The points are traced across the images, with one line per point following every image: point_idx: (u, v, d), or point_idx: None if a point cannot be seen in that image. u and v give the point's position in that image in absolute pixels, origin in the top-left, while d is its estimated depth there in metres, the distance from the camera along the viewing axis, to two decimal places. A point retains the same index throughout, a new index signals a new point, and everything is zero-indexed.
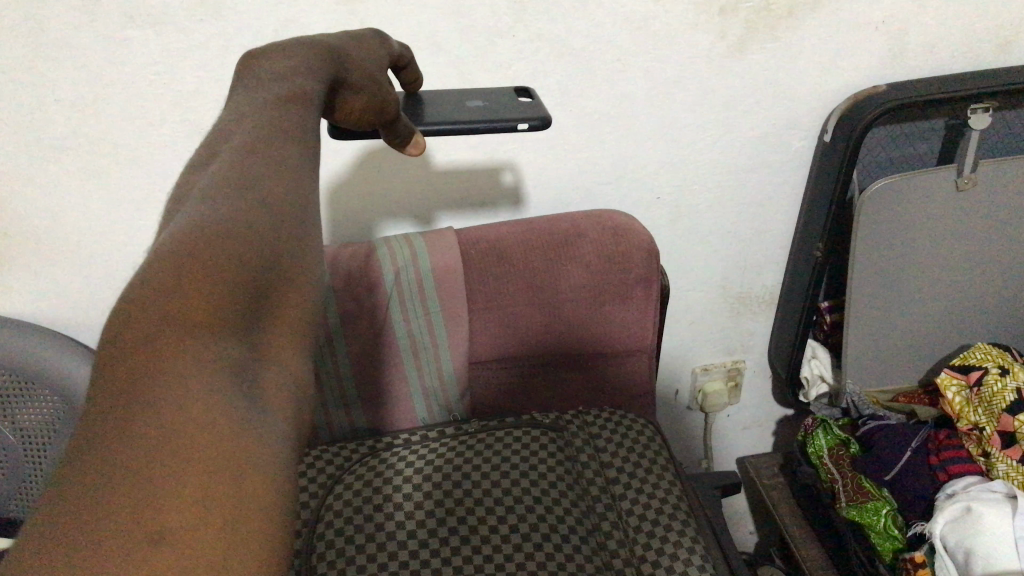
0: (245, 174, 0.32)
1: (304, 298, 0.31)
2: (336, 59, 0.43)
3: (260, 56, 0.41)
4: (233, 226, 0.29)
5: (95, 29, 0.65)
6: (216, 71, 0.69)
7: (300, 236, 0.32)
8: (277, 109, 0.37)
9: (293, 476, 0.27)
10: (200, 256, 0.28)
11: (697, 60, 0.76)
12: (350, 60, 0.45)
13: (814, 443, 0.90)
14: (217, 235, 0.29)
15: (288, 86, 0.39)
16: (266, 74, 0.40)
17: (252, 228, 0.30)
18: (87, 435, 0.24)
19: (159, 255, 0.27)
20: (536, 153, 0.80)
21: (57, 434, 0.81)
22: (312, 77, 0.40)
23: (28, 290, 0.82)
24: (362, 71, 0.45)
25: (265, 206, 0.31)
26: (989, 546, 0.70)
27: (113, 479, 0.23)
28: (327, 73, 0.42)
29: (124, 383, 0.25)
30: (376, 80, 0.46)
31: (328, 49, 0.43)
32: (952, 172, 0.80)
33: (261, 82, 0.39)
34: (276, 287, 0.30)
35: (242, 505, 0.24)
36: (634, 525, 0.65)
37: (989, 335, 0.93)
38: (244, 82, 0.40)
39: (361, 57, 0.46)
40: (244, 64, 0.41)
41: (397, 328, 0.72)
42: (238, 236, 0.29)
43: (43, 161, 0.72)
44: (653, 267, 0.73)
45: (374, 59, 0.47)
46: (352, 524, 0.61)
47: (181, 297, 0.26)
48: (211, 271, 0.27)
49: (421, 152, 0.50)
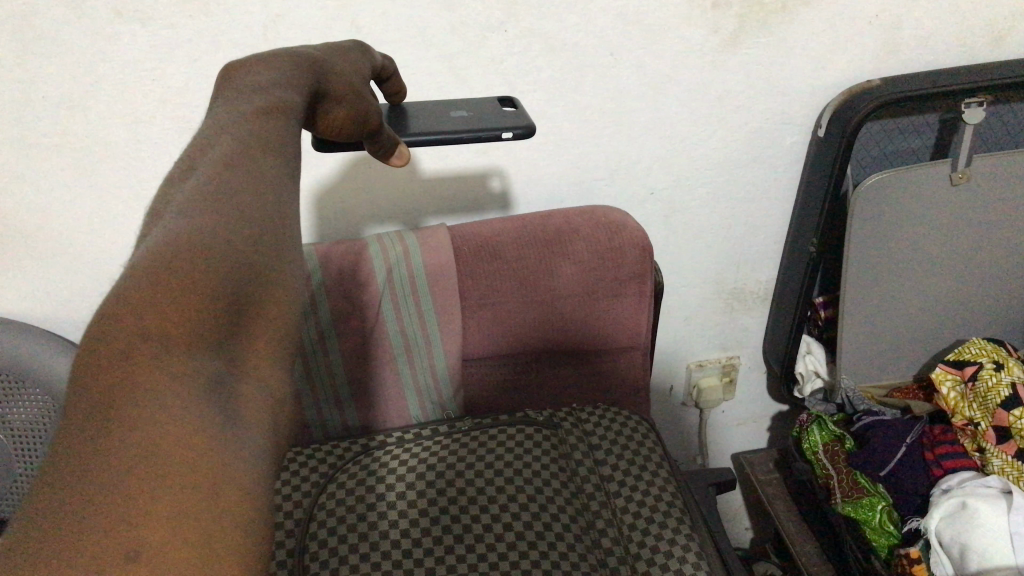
0: (227, 184, 0.32)
1: (285, 309, 0.31)
2: (317, 72, 0.42)
3: (240, 67, 0.40)
4: (211, 238, 0.29)
5: (83, 25, 0.64)
6: (205, 68, 0.68)
7: (280, 247, 0.31)
8: (257, 118, 0.36)
9: (268, 488, 0.26)
10: (178, 266, 0.27)
11: (691, 54, 0.75)
12: (332, 71, 0.44)
13: (809, 438, 0.90)
14: (195, 246, 0.28)
15: (269, 97, 0.38)
16: (246, 86, 0.39)
17: (229, 241, 0.29)
18: (66, 444, 0.23)
19: (135, 267, 0.27)
20: (530, 150, 0.80)
21: (44, 431, 0.80)
22: (293, 90, 0.39)
23: (18, 289, 0.81)
24: (344, 82, 0.44)
25: (245, 218, 0.31)
26: (987, 543, 0.71)
27: (89, 494, 0.22)
28: (309, 85, 0.41)
29: (98, 396, 0.24)
30: (357, 92, 0.45)
31: (308, 61, 0.42)
32: (947, 166, 0.80)
33: (240, 93, 0.38)
34: (255, 299, 0.29)
35: (215, 519, 0.24)
36: (630, 523, 0.64)
37: (983, 329, 0.93)
38: (222, 94, 0.39)
39: (343, 69, 0.45)
40: (222, 76, 0.40)
41: (389, 326, 0.72)
42: (216, 247, 0.28)
43: (32, 159, 0.71)
44: (648, 263, 0.72)
45: (355, 70, 0.46)
46: (343, 525, 0.60)
47: (156, 308, 0.26)
48: (187, 282, 0.27)
49: (406, 163, 0.50)
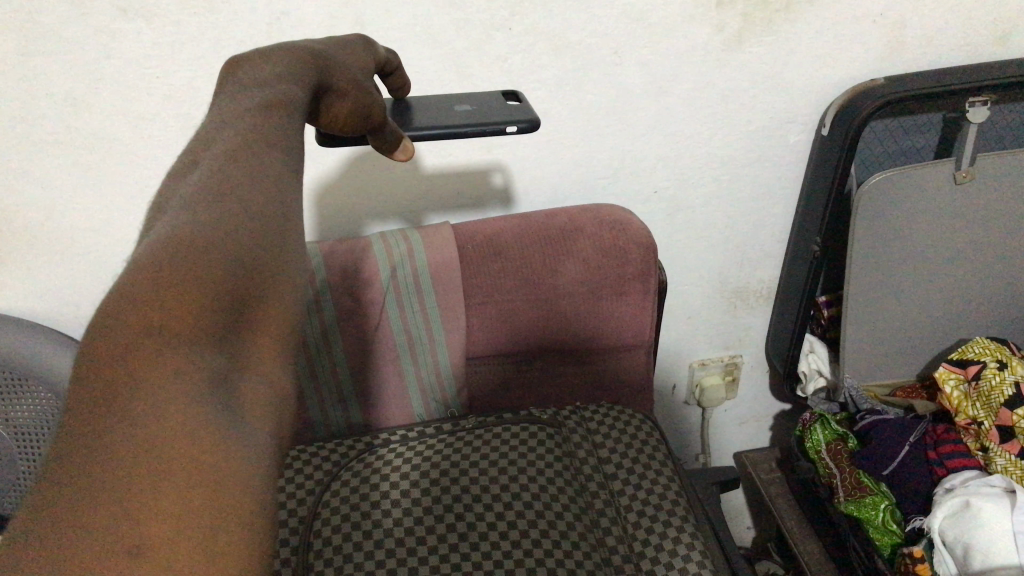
0: (229, 183, 0.32)
1: (289, 309, 0.31)
2: (321, 67, 0.42)
3: (242, 62, 0.40)
4: (214, 236, 0.29)
5: (87, 22, 0.64)
6: (210, 65, 0.68)
7: (283, 246, 0.31)
8: (262, 115, 0.36)
9: (272, 484, 0.26)
10: (180, 266, 0.27)
11: (695, 52, 0.75)
12: (336, 66, 0.44)
13: (812, 437, 0.91)
14: (198, 245, 0.28)
15: (273, 93, 0.38)
16: (250, 81, 0.39)
17: (232, 239, 0.29)
18: (72, 443, 0.23)
19: (138, 265, 0.27)
20: (534, 149, 0.80)
21: (46, 428, 0.80)
22: (297, 85, 0.39)
23: (22, 286, 0.81)
24: (347, 77, 0.44)
25: (247, 215, 0.31)
26: (990, 541, 0.70)
27: (95, 490, 0.22)
28: (311, 80, 0.41)
29: (102, 393, 0.24)
30: (362, 86, 0.45)
31: (312, 56, 0.42)
32: (951, 164, 0.80)
33: (243, 89, 0.38)
34: (258, 298, 0.29)
35: (223, 518, 0.24)
36: (634, 521, 0.64)
37: (986, 329, 0.93)
38: (226, 89, 0.39)
39: (346, 62, 0.45)
40: (226, 70, 0.40)
41: (393, 324, 0.72)
42: (219, 246, 0.29)
43: (37, 156, 0.71)
44: (651, 263, 0.72)
45: (359, 65, 0.46)
46: (347, 522, 0.60)
47: (158, 307, 0.26)
48: (188, 281, 0.27)
49: (409, 159, 0.50)
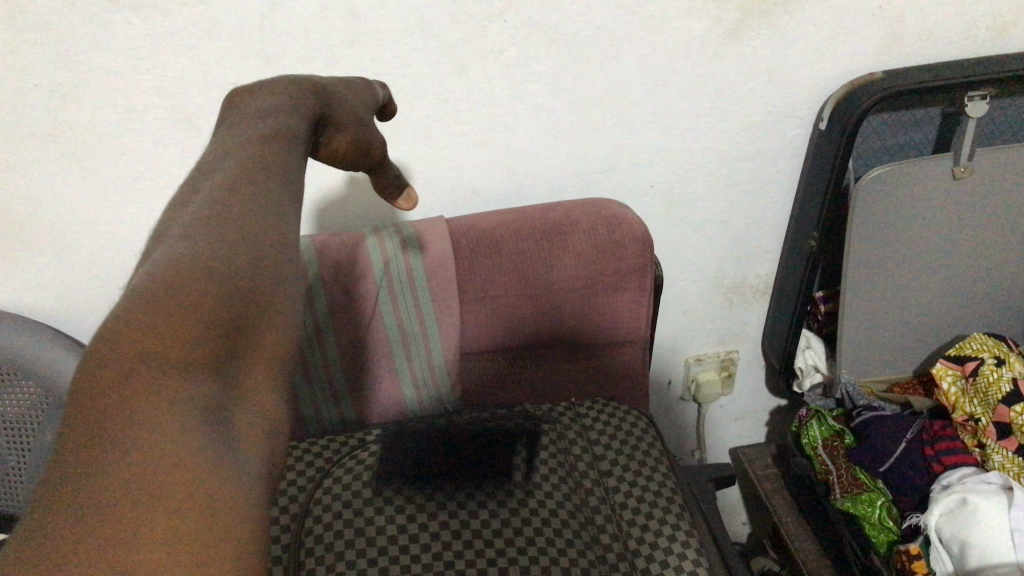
0: (225, 209, 0.31)
1: (281, 321, 0.30)
2: (323, 100, 0.43)
3: (242, 95, 0.41)
4: (209, 261, 0.28)
5: (75, 12, 0.63)
6: (201, 56, 0.67)
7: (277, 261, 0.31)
8: (261, 143, 0.36)
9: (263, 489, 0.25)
10: (174, 292, 0.26)
11: (691, 45, 0.74)
12: (338, 100, 0.44)
13: (808, 434, 0.89)
14: (194, 272, 0.28)
15: (274, 123, 0.38)
16: (251, 110, 0.39)
17: (228, 262, 0.29)
18: (58, 465, 0.23)
19: (135, 290, 0.26)
20: (529, 142, 0.79)
21: (36, 423, 0.79)
22: (298, 117, 0.39)
23: (9, 279, 0.80)
24: (348, 113, 0.44)
25: (244, 241, 0.30)
26: (986, 538, 0.70)
27: (80, 508, 0.22)
28: (314, 111, 0.41)
29: (96, 412, 0.23)
30: (360, 121, 0.45)
31: (314, 90, 0.43)
32: (951, 158, 0.79)
33: (244, 119, 0.38)
34: (255, 321, 0.28)
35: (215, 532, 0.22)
36: (629, 518, 0.64)
37: (983, 324, 0.93)
38: (227, 120, 0.39)
39: (347, 99, 0.45)
40: (228, 103, 0.41)
41: (386, 319, 0.71)
42: (215, 273, 0.28)
43: (23, 147, 0.70)
44: (648, 258, 0.72)
45: (359, 102, 0.47)
46: (340, 520, 0.60)
47: (151, 331, 0.25)
48: (182, 307, 0.26)
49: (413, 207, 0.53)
